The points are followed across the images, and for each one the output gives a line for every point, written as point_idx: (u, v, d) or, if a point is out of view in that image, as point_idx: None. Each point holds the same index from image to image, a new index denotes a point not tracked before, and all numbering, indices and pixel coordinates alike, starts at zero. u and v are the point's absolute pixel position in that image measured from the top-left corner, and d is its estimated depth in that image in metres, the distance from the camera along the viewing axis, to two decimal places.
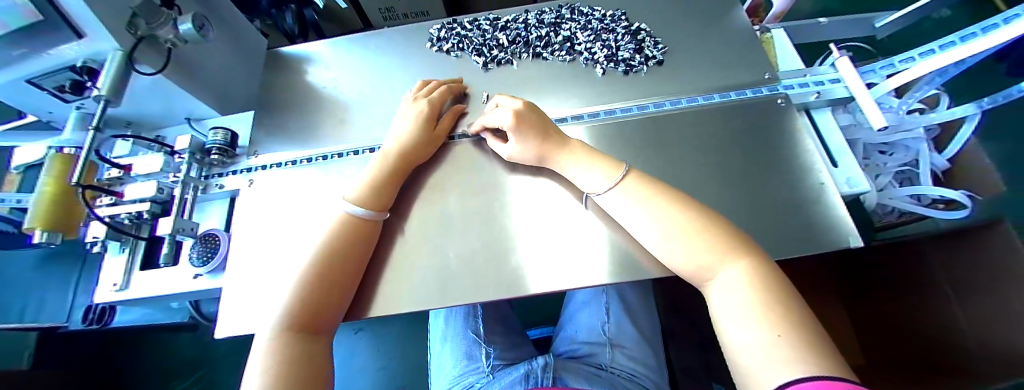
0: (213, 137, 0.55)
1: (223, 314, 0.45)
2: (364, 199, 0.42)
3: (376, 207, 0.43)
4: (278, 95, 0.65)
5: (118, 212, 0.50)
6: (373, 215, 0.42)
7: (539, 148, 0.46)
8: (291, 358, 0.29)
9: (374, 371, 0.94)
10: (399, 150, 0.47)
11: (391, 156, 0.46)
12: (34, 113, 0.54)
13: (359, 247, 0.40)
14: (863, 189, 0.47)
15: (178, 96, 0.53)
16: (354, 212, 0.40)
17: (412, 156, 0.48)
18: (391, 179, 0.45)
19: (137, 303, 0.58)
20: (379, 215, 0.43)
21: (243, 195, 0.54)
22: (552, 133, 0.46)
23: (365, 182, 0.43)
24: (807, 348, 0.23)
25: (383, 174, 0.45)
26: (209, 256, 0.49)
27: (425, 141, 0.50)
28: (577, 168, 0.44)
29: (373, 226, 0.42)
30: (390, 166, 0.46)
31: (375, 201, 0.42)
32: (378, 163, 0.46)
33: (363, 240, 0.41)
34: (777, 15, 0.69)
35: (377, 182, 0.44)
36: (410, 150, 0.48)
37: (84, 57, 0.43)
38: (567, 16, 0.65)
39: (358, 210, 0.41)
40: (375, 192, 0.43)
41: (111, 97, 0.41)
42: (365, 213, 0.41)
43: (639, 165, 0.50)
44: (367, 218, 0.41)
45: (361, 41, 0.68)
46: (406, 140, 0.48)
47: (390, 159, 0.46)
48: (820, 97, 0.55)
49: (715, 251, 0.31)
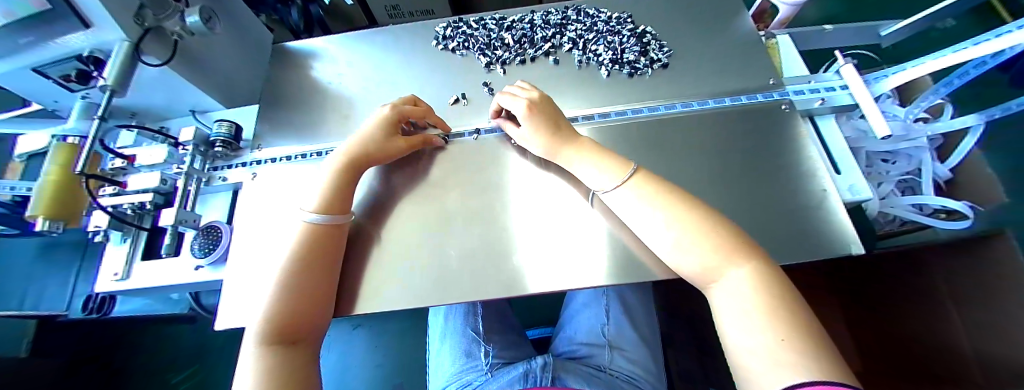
0: (217, 129, 0.55)
1: (223, 306, 0.45)
2: (324, 206, 0.40)
3: (339, 211, 0.41)
4: (281, 89, 0.64)
5: (121, 202, 0.50)
6: (335, 219, 0.40)
7: (551, 140, 0.46)
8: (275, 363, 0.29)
9: (372, 368, 0.94)
10: (356, 149, 0.46)
11: (347, 158, 0.45)
12: (40, 101, 0.54)
13: (327, 252, 0.39)
14: (865, 197, 0.46)
15: (182, 87, 0.53)
16: (312, 219, 0.39)
17: (370, 158, 0.47)
18: (345, 183, 0.43)
19: (138, 293, 0.58)
20: (339, 219, 0.41)
21: (246, 188, 0.54)
22: (564, 126, 0.48)
23: (324, 189, 0.42)
24: (809, 351, 0.23)
25: (337, 180, 0.43)
26: (211, 248, 0.49)
27: (386, 144, 0.48)
28: (578, 165, 0.44)
29: (337, 230, 0.41)
30: (343, 168, 0.44)
31: (332, 205, 0.41)
32: (333, 163, 0.44)
33: (331, 240, 0.40)
34: (783, 21, 0.68)
35: (333, 187, 0.42)
36: (368, 152, 0.47)
37: (91, 47, 0.43)
38: (573, 17, 0.65)
39: (316, 217, 0.39)
40: (331, 197, 0.41)
41: (117, 87, 0.41)
42: (322, 219, 0.39)
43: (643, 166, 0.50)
44: (328, 223, 0.40)
45: (367, 38, 0.68)
46: (362, 142, 0.47)
47: (344, 163, 0.44)
48: (824, 103, 0.54)
49: (716, 254, 0.31)
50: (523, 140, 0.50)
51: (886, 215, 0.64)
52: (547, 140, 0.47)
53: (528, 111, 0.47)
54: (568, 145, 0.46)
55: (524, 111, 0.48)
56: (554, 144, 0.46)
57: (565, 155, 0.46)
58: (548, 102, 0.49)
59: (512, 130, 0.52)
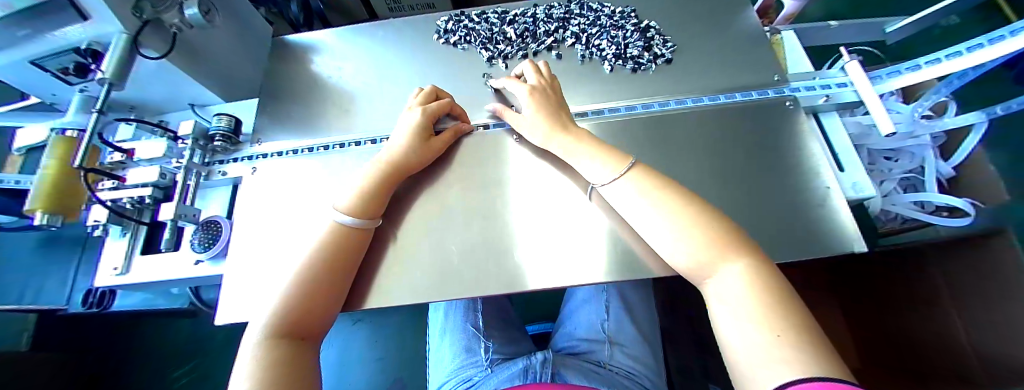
0: (216, 123, 0.54)
1: (224, 301, 0.45)
2: (356, 208, 0.40)
3: (369, 215, 0.42)
4: (281, 83, 0.64)
5: (120, 196, 0.49)
6: (363, 223, 0.41)
7: (554, 123, 0.46)
8: (286, 357, 0.28)
9: (372, 363, 0.94)
10: (394, 157, 0.46)
11: (386, 163, 0.45)
12: (38, 95, 0.54)
13: (343, 252, 0.38)
14: (868, 195, 0.46)
15: (182, 81, 0.53)
16: (344, 221, 0.39)
17: (407, 164, 0.47)
18: (383, 188, 0.43)
19: (137, 288, 0.58)
20: (368, 223, 0.41)
21: (246, 182, 0.54)
22: (568, 117, 0.47)
23: (357, 191, 0.42)
24: (804, 347, 0.23)
25: (376, 184, 0.43)
26: (210, 243, 0.49)
27: (421, 151, 0.48)
28: (577, 155, 0.44)
29: (362, 233, 0.41)
30: (383, 174, 0.44)
31: (365, 210, 0.41)
32: (372, 169, 0.44)
33: (354, 238, 0.40)
34: (788, 16, 0.67)
35: (368, 190, 0.42)
36: (405, 159, 0.46)
37: (90, 39, 0.42)
38: (576, 11, 0.65)
39: (347, 219, 0.39)
40: (367, 202, 0.41)
41: (116, 80, 0.40)
42: (354, 222, 0.40)
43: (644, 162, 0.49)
44: (356, 226, 0.40)
45: (369, 30, 0.67)
46: (402, 149, 0.46)
47: (386, 167, 0.45)
48: (829, 100, 0.54)
49: (711, 249, 0.31)
50: (527, 127, 0.49)
51: (887, 213, 0.64)
52: (549, 123, 0.46)
53: (532, 94, 0.49)
54: (567, 134, 0.45)
55: (528, 94, 0.49)
56: (556, 129, 0.46)
57: (564, 144, 0.45)
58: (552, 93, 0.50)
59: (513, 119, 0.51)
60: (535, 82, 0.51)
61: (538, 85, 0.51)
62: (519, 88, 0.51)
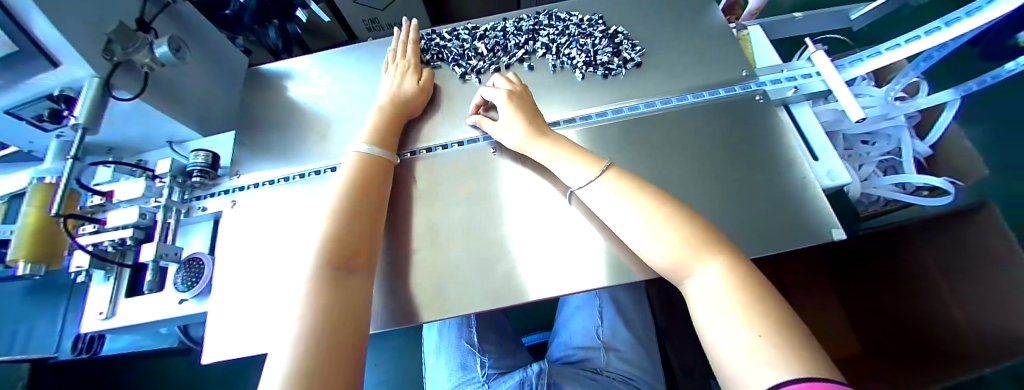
0: (193, 159, 0.54)
1: (210, 338, 0.44)
2: (371, 141, 0.49)
3: (387, 149, 0.50)
4: (258, 113, 0.64)
5: (101, 240, 0.49)
6: (385, 154, 0.48)
7: (530, 127, 0.47)
8: None
9: (373, 386, 0.93)
10: (393, 101, 0.55)
11: (388, 108, 0.54)
12: (14, 144, 0.54)
13: None
14: (844, 182, 0.47)
15: (157, 119, 0.53)
16: (364, 150, 0.47)
17: (409, 106, 0.56)
18: (389, 126, 0.52)
19: (124, 332, 0.57)
20: (389, 154, 0.49)
21: (227, 216, 0.54)
22: (542, 121, 0.48)
23: (368, 131, 0.50)
24: (786, 345, 0.23)
25: (385, 123, 0.52)
26: (193, 281, 0.48)
27: (416, 93, 0.57)
28: (557, 161, 0.44)
29: None
30: (386, 115, 0.53)
31: (381, 141, 0.50)
32: (376, 114, 0.53)
33: None
34: (752, 12, 0.68)
35: (378, 128, 0.51)
36: (404, 102, 0.55)
37: (61, 86, 0.42)
38: (545, 22, 0.65)
39: (366, 148, 0.47)
40: (383, 138, 0.50)
41: (89, 125, 0.41)
42: (372, 149, 0.47)
43: (624, 166, 0.50)
44: (379, 155, 0.48)
45: (342, 56, 0.68)
46: (399, 96, 0.56)
47: (390, 110, 0.54)
48: (798, 91, 0.54)
49: (682, 248, 0.31)
50: (504, 132, 0.50)
51: (870, 196, 0.65)
52: (527, 128, 0.47)
53: (509, 99, 0.50)
54: (544, 137, 0.46)
55: (505, 99, 0.50)
56: (534, 133, 0.47)
57: (542, 148, 0.46)
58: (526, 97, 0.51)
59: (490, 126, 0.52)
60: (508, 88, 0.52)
61: (516, 90, 0.52)
62: (495, 94, 0.51)
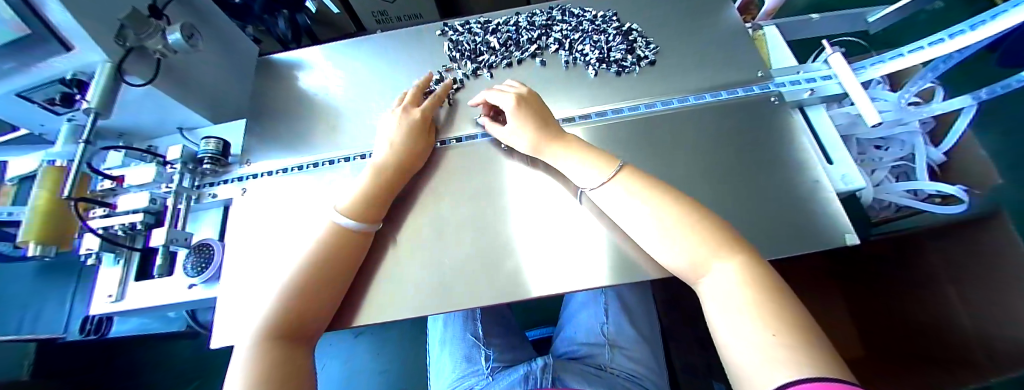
0: (205, 146, 0.54)
1: (219, 323, 0.45)
2: (355, 211, 0.42)
3: (370, 219, 0.43)
4: (269, 103, 0.64)
5: (112, 224, 0.50)
6: (365, 227, 0.42)
7: (536, 134, 0.47)
8: (279, 363, 0.29)
9: (375, 375, 0.94)
10: (389, 159, 0.47)
11: (382, 166, 0.46)
12: (26, 126, 0.54)
13: (336, 266, 0.38)
14: (858, 186, 0.46)
15: (169, 105, 0.53)
16: (345, 224, 0.40)
17: (406, 162, 0.48)
18: (383, 191, 0.45)
19: (133, 314, 0.58)
20: (370, 227, 0.43)
21: (237, 203, 0.54)
22: (551, 123, 0.48)
23: (355, 194, 0.43)
24: (798, 346, 0.23)
25: (378, 181, 0.45)
26: (203, 267, 0.48)
27: (416, 149, 0.50)
28: (565, 162, 0.45)
29: (359, 246, 0.42)
30: (380, 174, 0.45)
31: (364, 213, 0.42)
32: (368, 172, 0.45)
33: (348, 254, 0.40)
34: (768, 12, 0.67)
35: (367, 193, 0.43)
36: (403, 155, 0.48)
37: (73, 69, 0.43)
38: (559, 18, 0.65)
39: (348, 222, 0.40)
40: (367, 205, 0.43)
41: (101, 109, 0.41)
42: (356, 225, 0.41)
43: (633, 164, 0.50)
44: (359, 230, 0.42)
45: (354, 47, 0.67)
46: (396, 148, 0.48)
47: (382, 168, 0.46)
48: (813, 94, 0.53)
49: (702, 248, 0.31)
50: (511, 137, 0.50)
51: (881, 201, 0.64)
52: (533, 135, 0.47)
53: (516, 106, 0.49)
54: (551, 141, 0.46)
55: (513, 106, 0.49)
56: (539, 139, 0.47)
57: (552, 153, 0.46)
58: (534, 100, 0.50)
59: (496, 131, 0.52)
60: (514, 91, 0.51)
61: (522, 94, 0.50)
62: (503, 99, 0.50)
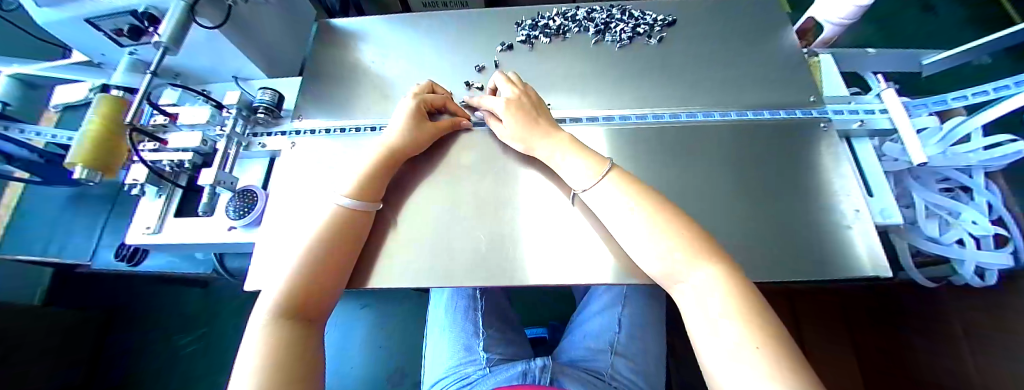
0: (261, 96, 0.57)
1: (254, 268, 0.46)
2: (358, 192, 0.42)
3: (370, 198, 0.43)
4: (325, 64, 0.66)
5: (161, 158, 0.51)
6: (364, 206, 0.42)
7: (529, 131, 0.48)
8: (288, 339, 0.30)
9: (374, 349, 0.95)
10: (393, 142, 0.48)
11: (382, 152, 0.46)
12: (88, 54, 0.57)
13: (342, 229, 0.40)
14: (896, 222, 0.46)
15: (232, 52, 0.55)
16: (344, 203, 0.40)
17: (406, 150, 0.48)
18: (382, 175, 0.45)
19: (164, 250, 0.60)
20: (370, 206, 0.43)
21: (285, 155, 0.55)
22: (543, 120, 0.49)
23: (358, 177, 0.43)
24: (784, 360, 0.23)
25: (377, 168, 0.45)
26: (246, 211, 0.50)
27: (416, 137, 0.49)
28: (559, 160, 0.45)
29: (365, 217, 0.43)
30: (383, 157, 0.46)
31: (368, 194, 0.43)
32: (371, 156, 0.45)
33: (357, 222, 0.41)
34: (825, 40, 0.67)
35: (367, 175, 0.44)
36: (406, 145, 0.48)
37: (146, 4, 0.44)
38: (618, 17, 0.67)
39: (347, 201, 0.41)
40: (368, 184, 0.43)
41: (171, 45, 0.41)
42: (354, 203, 0.41)
43: (649, 169, 0.50)
44: (358, 208, 0.42)
45: (415, 20, 0.69)
46: (400, 137, 0.48)
47: (382, 154, 0.46)
48: (864, 125, 0.54)
49: (687, 255, 0.32)
50: (507, 134, 0.51)
51: None
52: (531, 133, 0.48)
53: (510, 104, 0.50)
54: (546, 137, 0.47)
55: (507, 104, 0.50)
56: (536, 135, 0.47)
57: (548, 149, 0.46)
58: (532, 98, 0.51)
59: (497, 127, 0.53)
60: (512, 89, 0.52)
61: (516, 93, 0.51)
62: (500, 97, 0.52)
